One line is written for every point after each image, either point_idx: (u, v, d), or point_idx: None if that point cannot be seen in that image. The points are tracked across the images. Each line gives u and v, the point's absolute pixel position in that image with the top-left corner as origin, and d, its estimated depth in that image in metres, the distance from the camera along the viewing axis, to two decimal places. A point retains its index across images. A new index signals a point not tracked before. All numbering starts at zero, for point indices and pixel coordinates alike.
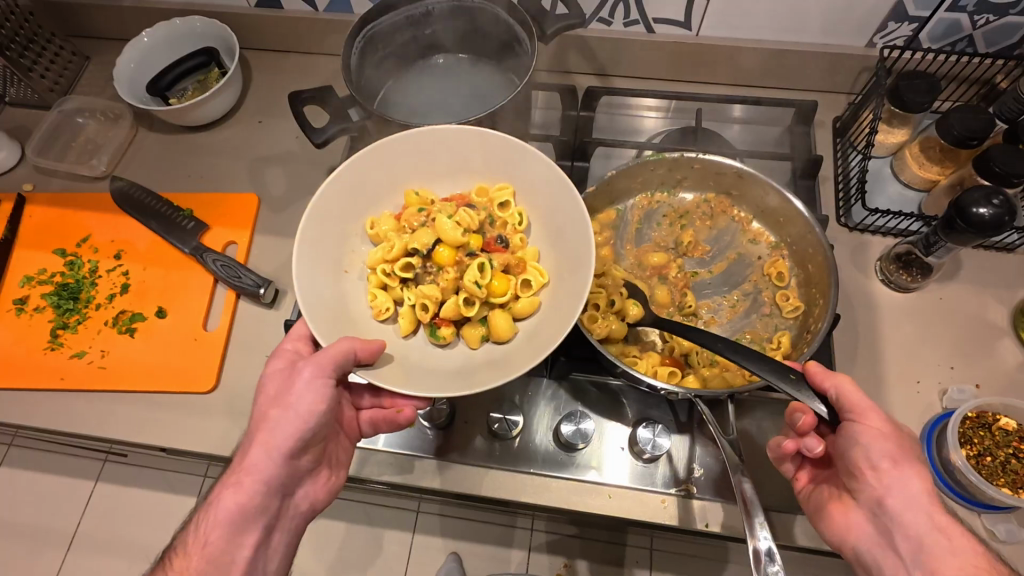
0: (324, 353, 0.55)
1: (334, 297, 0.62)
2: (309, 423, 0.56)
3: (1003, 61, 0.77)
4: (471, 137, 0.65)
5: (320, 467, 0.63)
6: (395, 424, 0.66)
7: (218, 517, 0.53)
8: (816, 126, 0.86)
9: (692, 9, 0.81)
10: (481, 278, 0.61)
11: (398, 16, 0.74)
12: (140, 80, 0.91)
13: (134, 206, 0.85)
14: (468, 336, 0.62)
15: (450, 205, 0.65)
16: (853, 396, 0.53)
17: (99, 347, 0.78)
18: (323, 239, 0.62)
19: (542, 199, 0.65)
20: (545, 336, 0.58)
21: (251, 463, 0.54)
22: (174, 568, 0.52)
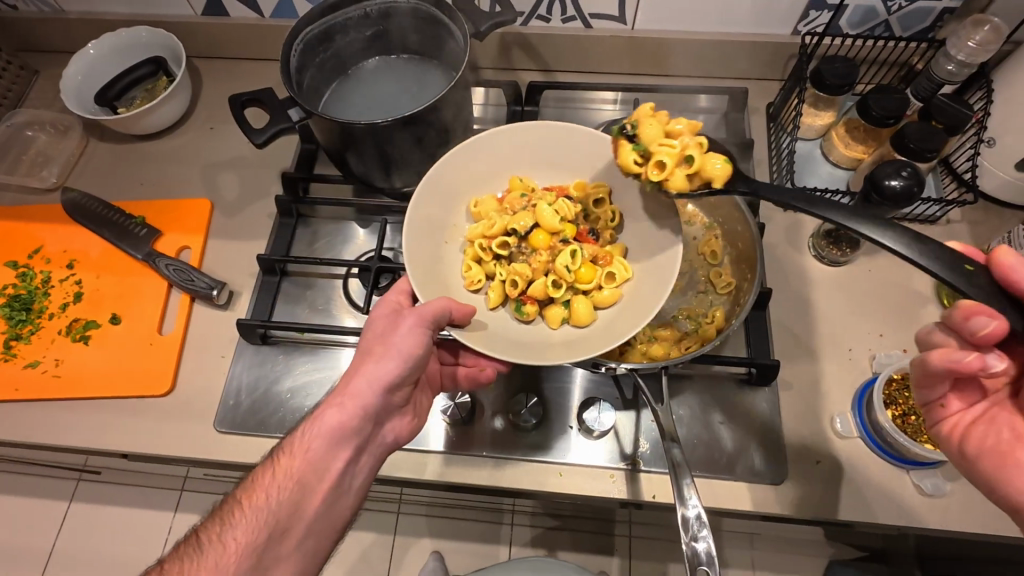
0: (424, 305, 0.59)
1: (433, 262, 0.68)
2: (408, 362, 0.59)
3: (917, 44, 0.81)
4: (578, 136, 0.71)
5: (409, 408, 0.66)
6: (475, 381, 0.71)
7: (321, 430, 0.56)
8: (750, 112, 0.90)
9: (625, 4, 0.85)
10: (571, 264, 0.67)
11: (339, 17, 0.76)
12: (87, 91, 0.92)
13: (87, 215, 0.85)
14: (549, 316, 0.67)
15: (551, 194, 0.70)
16: None
17: (53, 356, 0.79)
18: (431, 204, 0.69)
19: (632, 195, 0.70)
20: (621, 323, 0.63)
21: (354, 388, 0.58)
22: (281, 465, 0.56)
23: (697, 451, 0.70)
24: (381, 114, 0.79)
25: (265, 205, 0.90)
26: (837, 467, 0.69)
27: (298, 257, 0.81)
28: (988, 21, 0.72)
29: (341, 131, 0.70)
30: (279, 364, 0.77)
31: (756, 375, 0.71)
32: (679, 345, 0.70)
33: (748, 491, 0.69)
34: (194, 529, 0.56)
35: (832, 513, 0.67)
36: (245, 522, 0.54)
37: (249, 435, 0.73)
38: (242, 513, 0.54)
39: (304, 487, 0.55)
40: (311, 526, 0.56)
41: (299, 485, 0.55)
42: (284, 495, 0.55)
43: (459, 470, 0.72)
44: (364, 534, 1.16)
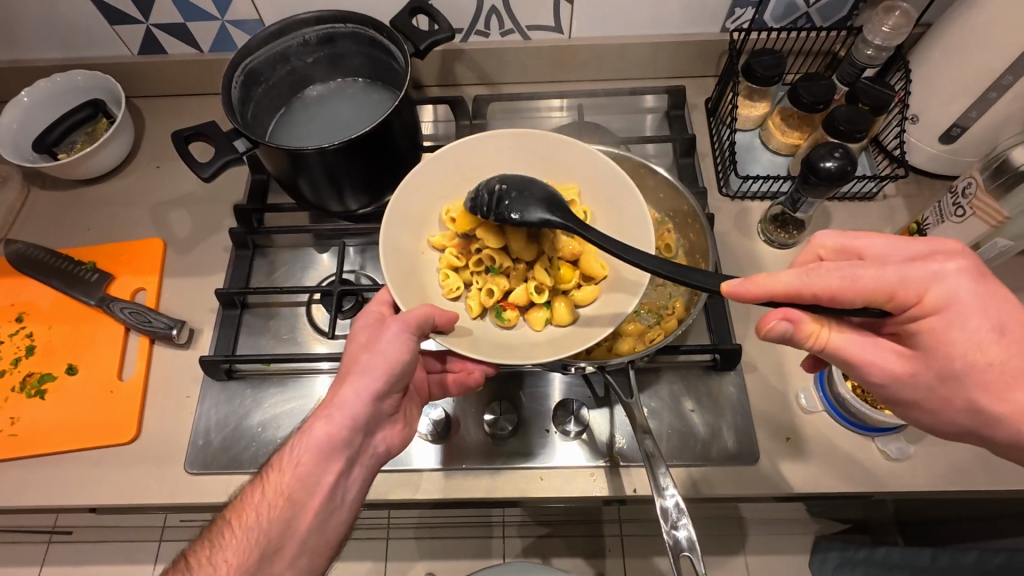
0: (407, 312, 0.59)
1: (410, 270, 0.69)
2: (394, 370, 0.58)
3: (837, 33, 0.86)
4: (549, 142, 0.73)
5: (398, 417, 0.65)
6: (464, 386, 0.69)
7: (310, 444, 0.56)
8: (690, 109, 0.93)
9: (560, 14, 0.87)
10: (550, 269, 0.70)
11: (280, 46, 0.76)
12: (24, 140, 0.90)
13: (33, 266, 0.83)
14: (532, 320, 0.68)
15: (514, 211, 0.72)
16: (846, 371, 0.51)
17: (8, 415, 0.76)
18: (405, 213, 0.70)
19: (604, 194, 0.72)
20: (607, 319, 0.66)
21: (341, 401, 0.57)
22: (271, 482, 0.56)
23: (672, 440, 0.72)
24: (331, 139, 0.79)
25: (220, 239, 0.89)
26: (806, 442, 0.72)
27: (258, 288, 0.80)
28: (898, 6, 0.76)
29: (290, 157, 0.70)
30: (247, 398, 0.76)
31: (721, 360, 0.73)
32: (643, 338, 0.72)
33: (724, 475, 0.70)
34: (184, 550, 0.56)
35: (805, 485, 0.69)
36: (236, 543, 0.53)
37: (223, 473, 0.72)
38: (233, 534, 0.54)
39: (294, 503, 0.55)
40: (304, 543, 0.55)
41: (289, 501, 0.55)
42: (274, 512, 0.55)
43: (440, 486, 0.72)
44: (354, 565, 1.14)
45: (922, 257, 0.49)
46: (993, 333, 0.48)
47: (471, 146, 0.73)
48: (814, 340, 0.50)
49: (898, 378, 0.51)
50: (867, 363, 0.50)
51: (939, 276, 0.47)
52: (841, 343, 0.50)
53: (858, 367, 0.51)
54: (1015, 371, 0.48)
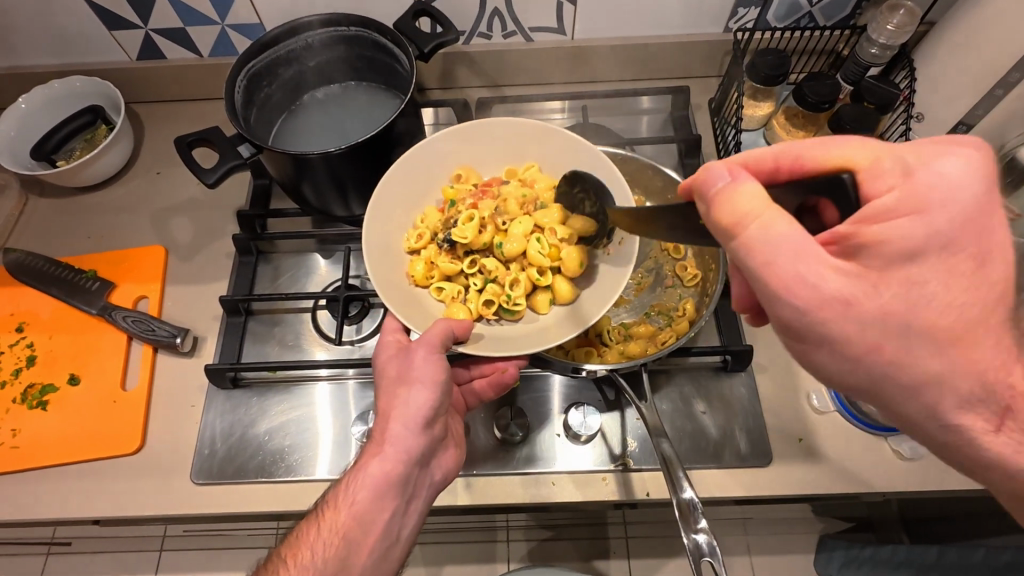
0: (427, 333, 0.59)
1: (400, 288, 0.68)
2: (435, 394, 0.59)
3: (840, 32, 0.86)
4: (501, 126, 0.74)
5: (449, 442, 0.65)
6: (501, 384, 0.68)
7: (361, 481, 0.56)
8: (694, 109, 0.93)
9: (562, 15, 0.87)
10: (542, 248, 0.69)
11: (282, 50, 0.75)
12: (22, 147, 0.88)
13: (33, 274, 0.82)
14: (537, 304, 0.69)
15: (492, 193, 0.73)
16: (786, 263, 0.40)
17: (10, 427, 0.75)
18: (382, 235, 0.70)
19: (562, 161, 0.74)
20: (612, 282, 0.66)
21: (390, 434, 0.57)
22: (326, 521, 0.56)
23: (684, 443, 0.71)
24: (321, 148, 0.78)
25: (222, 245, 0.88)
26: (818, 442, 0.71)
27: (262, 294, 0.79)
28: (902, 4, 0.76)
29: (293, 162, 0.69)
30: (253, 407, 0.75)
31: (732, 361, 0.73)
32: (654, 341, 0.71)
33: (738, 477, 0.70)
34: None
35: (819, 486, 0.69)
36: None
37: (230, 483, 0.71)
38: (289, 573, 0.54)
39: (350, 542, 0.55)
40: None
41: (345, 540, 0.55)
42: (330, 551, 0.54)
43: (453, 492, 0.71)
44: None
45: (918, 151, 0.40)
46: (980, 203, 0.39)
47: (421, 151, 0.73)
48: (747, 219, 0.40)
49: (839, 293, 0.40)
50: (800, 264, 0.39)
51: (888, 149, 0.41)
52: (775, 228, 0.40)
53: (781, 270, 0.40)
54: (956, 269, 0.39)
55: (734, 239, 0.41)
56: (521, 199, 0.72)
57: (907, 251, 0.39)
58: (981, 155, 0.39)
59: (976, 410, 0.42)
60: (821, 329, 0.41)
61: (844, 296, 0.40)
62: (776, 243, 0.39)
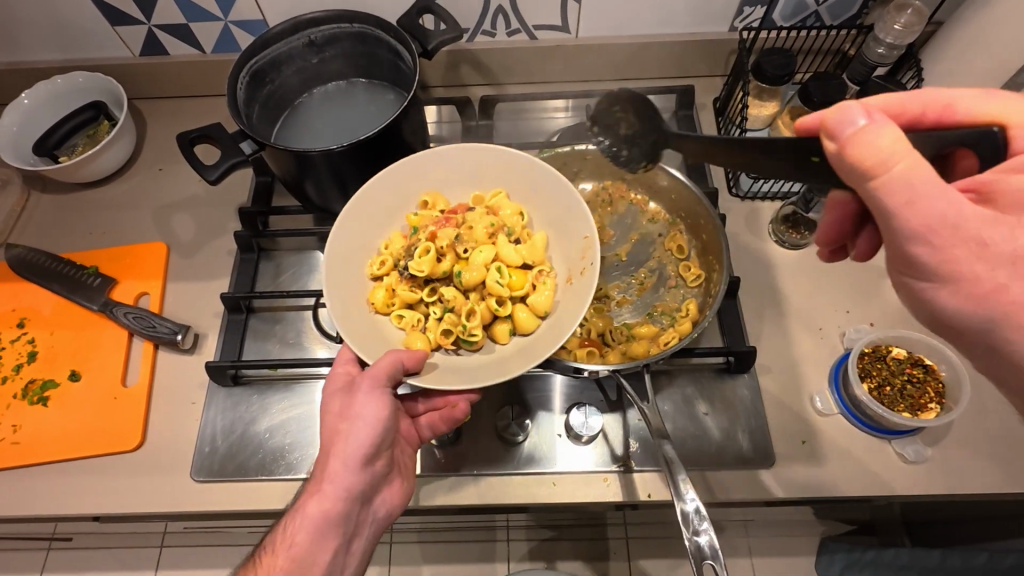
0: (374, 367, 0.57)
1: (356, 315, 0.65)
2: (377, 430, 0.58)
3: (847, 31, 0.85)
4: (472, 153, 0.71)
5: (392, 475, 0.65)
6: (452, 419, 0.66)
7: (302, 524, 0.56)
8: (699, 109, 0.93)
9: (567, 13, 0.86)
10: (502, 278, 0.66)
11: (284, 47, 0.75)
12: (25, 143, 0.88)
13: (34, 270, 0.82)
14: (497, 334, 0.65)
15: (458, 219, 0.70)
16: (926, 200, 0.40)
17: (10, 423, 0.75)
18: (342, 257, 0.66)
19: (530, 186, 0.71)
20: (573, 309, 0.62)
21: (330, 473, 0.57)
22: (266, 564, 0.56)
23: (686, 444, 0.71)
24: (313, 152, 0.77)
25: (224, 242, 0.87)
26: (822, 444, 0.71)
27: (263, 292, 0.79)
28: (910, 4, 0.76)
29: (295, 159, 0.69)
30: (253, 405, 0.75)
31: (735, 362, 0.72)
32: (657, 341, 0.71)
33: (740, 479, 0.69)
34: None
35: (822, 489, 0.69)
36: None
37: (230, 481, 0.71)
38: None
39: None
40: None
41: None
42: None
43: (454, 492, 0.71)
44: None
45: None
46: None
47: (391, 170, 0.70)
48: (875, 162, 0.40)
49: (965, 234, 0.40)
50: (939, 203, 0.40)
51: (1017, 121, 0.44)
52: (917, 168, 0.40)
53: (923, 206, 0.40)
54: None
55: (871, 178, 0.40)
56: (486, 226, 0.69)
57: None
58: None
59: None
60: (944, 269, 0.42)
61: (979, 237, 0.40)
62: (909, 183, 0.40)
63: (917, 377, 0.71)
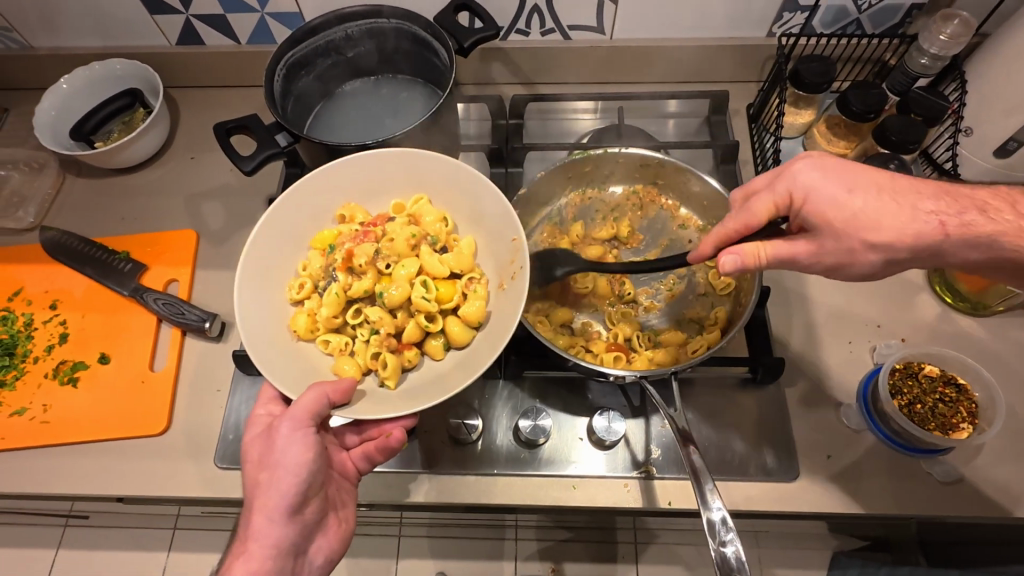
0: (297, 407, 0.56)
1: (281, 348, 0.63)
2: (300, 477, 0.57)
3: (890, 40, 0.84)
4: (382, 159, 0.69)
5: (330, 518, 0.64)
6: (388, 450, 0.64)
7: None
8: (732, 114, 0.91)
9: (603, 14, 0.86)
10: (427, 292, 0.65)
11: (320, 40, 0.75)
12: (62, 127, 0.90)
13: (67, 253, 0.83)
14: (430, 350, 0.65)
15: (376, 230, 0.68)
16: (786, 252, 0.56)
17: (40, 402, 0.76)
18: (260, 293, 0.65)
19: (454, 192, 0.70)
20: (506, 319, 0.62)
21: (254, 530, 0.56)
22: None
23: (709, 453, 0.70)
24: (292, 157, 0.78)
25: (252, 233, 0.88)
26: (848, 460, 0.70)
27: None
28: (956, 15, 0.75)
29: (329, 151, 0.71)
30: None
31: (762, 374, 0.71)
32: (685, 349, 0.71)
33: (763, 492, 0.68)
34: None
35: (847, 505, 0.68)
36: None
37: None
38: None
39: None
40: None
41: None
42: None
43: (472, 490, 0.71)
44: (365, 561, 1.13)
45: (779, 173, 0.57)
46: (846, 166, 0.55)
47: (300, 187, 0.67)
48: (758, 258, 0.55)
49: (855, 226, 0.54)
50: (800, 258, 0.56)
51: (785, 177, 0.56)
52: (778, 248, 0.55)
53: (793, 264, 0.57)
54: (877, 210, 0.53)
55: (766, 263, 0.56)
56: (408, 238, 0.67)
57: (836, 215, 0.54)
58: (812, 155, 0.56)
59: (999, 232, 0.53)
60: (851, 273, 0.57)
61: (841, 249, 0.55)
62: (782, 252, 0.55)
63: (950, 396, 0.70)
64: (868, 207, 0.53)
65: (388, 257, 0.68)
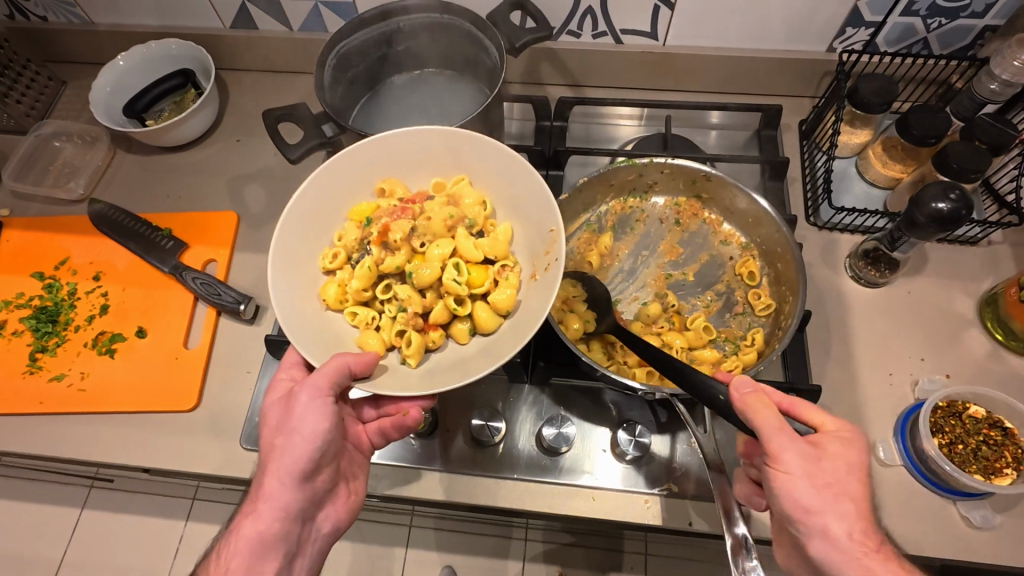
0: (317, 374, 0.56)
1: (309, 318, 0.63)
2: (315, 445, 0.57)
3: (957, 62, 0.80)
4: (427, 136, 0.67)
5: (339, 488, 0.64)
6: (403, 428, 0.65)
7: (239, 547, 0.55)
8: (782, 129, 0.89)
9: (658, 19, 0.84)
10: (459, 276, 0.64)
11: (373, 32, 0.75)
12: (116, 104, 0.92)
13: (112, 227, 0.85)
14: (456, 334, 0.64)
15: (413, 206, 0.67)
16: (767, 433, 0.50)
17: (79, 370, 0.78)
18: (293, 262, 0.64)
19: (493, 175, 0.68)
20: (537, 307, 0.59)
21: (266, 492, 0.56)
22: None
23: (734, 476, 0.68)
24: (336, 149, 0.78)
25: None
26: (880, 496, 0.67)
27: None
28: None
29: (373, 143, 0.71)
30: None
31: None
32: (718, 368, 0.69)
33: None
34: None
35: None
36: None
37: None
38: None
39: None
40: None
41: None
42: None
43: (489, 491, 0.71)
44: (375, 548, 1.14)
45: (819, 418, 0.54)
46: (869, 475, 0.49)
47: (341, 157, 0.66)
48: (750, 406, 0.51)
49: (824, 482, 0.48)
50: (778, 442, 0.49)
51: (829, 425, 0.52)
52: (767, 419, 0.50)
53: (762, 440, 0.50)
54: (849, 491, 0.48)
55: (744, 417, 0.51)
56: (445, 218, 0.66)
57: (833, 468, 0.49)
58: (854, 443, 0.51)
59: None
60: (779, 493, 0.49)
61: (796, 474, 0.48)
62: (768, 425, 0.50)
63: (994, 440, 0.66)
64: (851, 489, 0.48)
65: (424, 235, 0.67)
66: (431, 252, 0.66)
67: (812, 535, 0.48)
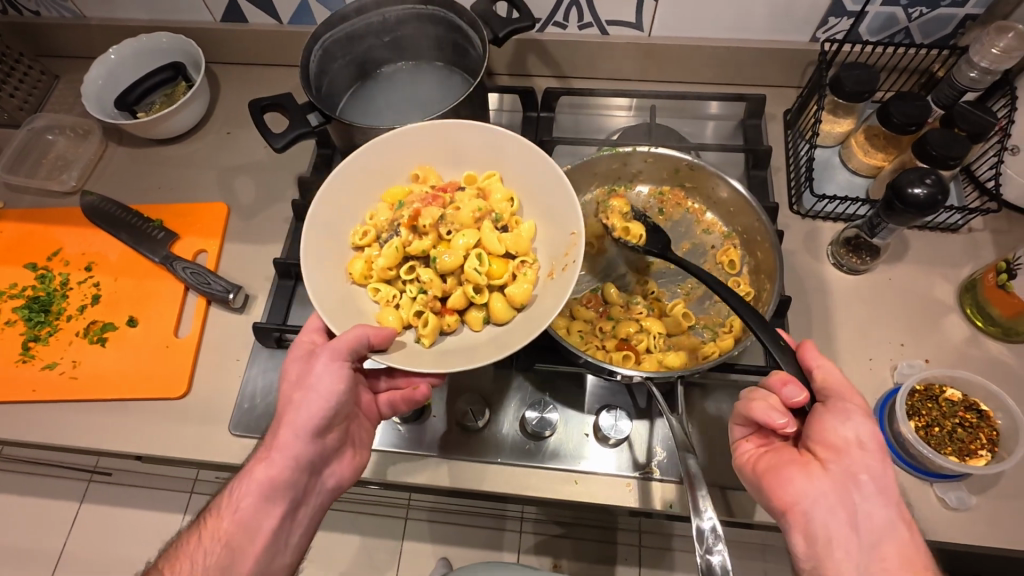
0: (338, 338, 0.57)
1: (333, 287, 0.64)
2: (331, 402, 0.58)
3: (938, 51, 0.81)
4: (466, 131, 0.69)
5: (347, 446, 0.65)
6: (412, 401, 0.66)
7: (250, 488, 0.56)
8: (768, 119, 0.90)
9: (642, 10, 0.84)
10: (480, 266, 0.65)
11: (359, 23, 0.76)
12: (108, 96, 0.93)
13: (104, 218, 0.86)
14: (470, 319, 0.65)
15: (445, 194, 0.68)
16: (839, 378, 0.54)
17: (70, 358, 0.79)
18: (325, 229, 0.66)
19: (524, 175, 0.69)
20: (549, 306, 0.60)
21: (279, 440, 0.57)
22: (209, 528, 0.56)
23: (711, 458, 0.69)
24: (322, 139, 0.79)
25: (280, 208, 0.90)
26: None
27: None
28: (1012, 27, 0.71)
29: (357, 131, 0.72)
30: None
31: None
32: (696, 354, 0.70)
33: None
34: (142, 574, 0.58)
35: None
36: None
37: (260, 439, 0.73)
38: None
39: (234, 549, 0.55)
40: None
41: (228, 547, 0.55)
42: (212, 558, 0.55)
43: (471, 475, 0.72)
44: (369, 540, 1.15)
45: None
46: None
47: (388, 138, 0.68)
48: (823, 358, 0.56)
49: None
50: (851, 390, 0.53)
51: None
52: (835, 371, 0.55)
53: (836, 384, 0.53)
54: None
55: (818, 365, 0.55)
56: (474, 210, 0.67)
57: None
58: None
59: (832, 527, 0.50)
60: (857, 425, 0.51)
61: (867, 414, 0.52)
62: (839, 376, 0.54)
63: (970, 422, 0.67)
64: None
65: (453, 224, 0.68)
66: (457, 241, 0.67)
67: (874, 465, 0.49)
